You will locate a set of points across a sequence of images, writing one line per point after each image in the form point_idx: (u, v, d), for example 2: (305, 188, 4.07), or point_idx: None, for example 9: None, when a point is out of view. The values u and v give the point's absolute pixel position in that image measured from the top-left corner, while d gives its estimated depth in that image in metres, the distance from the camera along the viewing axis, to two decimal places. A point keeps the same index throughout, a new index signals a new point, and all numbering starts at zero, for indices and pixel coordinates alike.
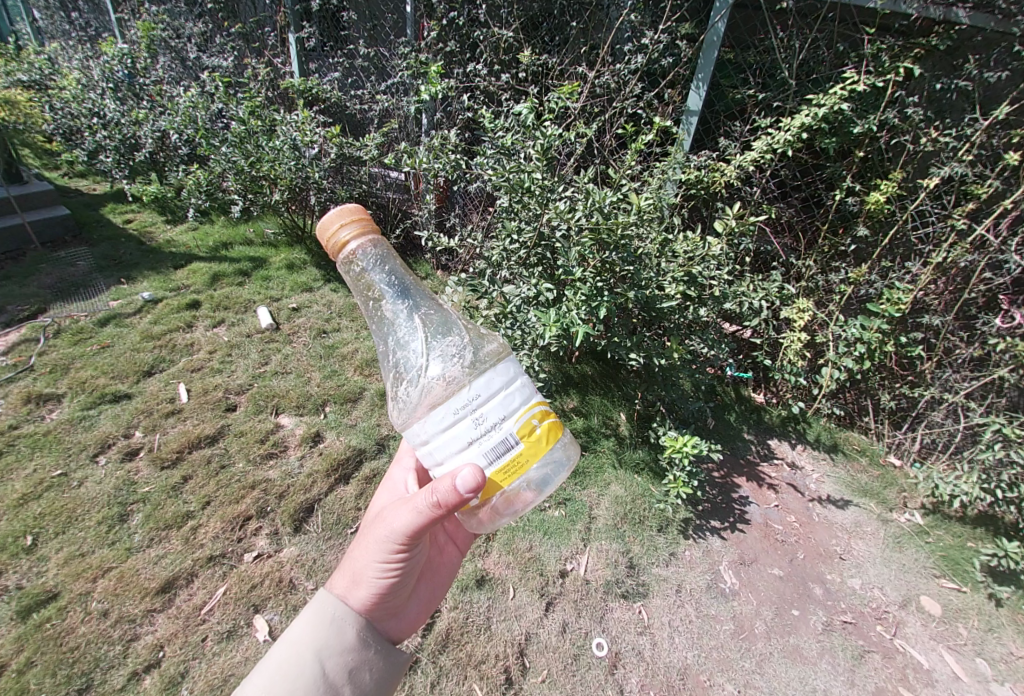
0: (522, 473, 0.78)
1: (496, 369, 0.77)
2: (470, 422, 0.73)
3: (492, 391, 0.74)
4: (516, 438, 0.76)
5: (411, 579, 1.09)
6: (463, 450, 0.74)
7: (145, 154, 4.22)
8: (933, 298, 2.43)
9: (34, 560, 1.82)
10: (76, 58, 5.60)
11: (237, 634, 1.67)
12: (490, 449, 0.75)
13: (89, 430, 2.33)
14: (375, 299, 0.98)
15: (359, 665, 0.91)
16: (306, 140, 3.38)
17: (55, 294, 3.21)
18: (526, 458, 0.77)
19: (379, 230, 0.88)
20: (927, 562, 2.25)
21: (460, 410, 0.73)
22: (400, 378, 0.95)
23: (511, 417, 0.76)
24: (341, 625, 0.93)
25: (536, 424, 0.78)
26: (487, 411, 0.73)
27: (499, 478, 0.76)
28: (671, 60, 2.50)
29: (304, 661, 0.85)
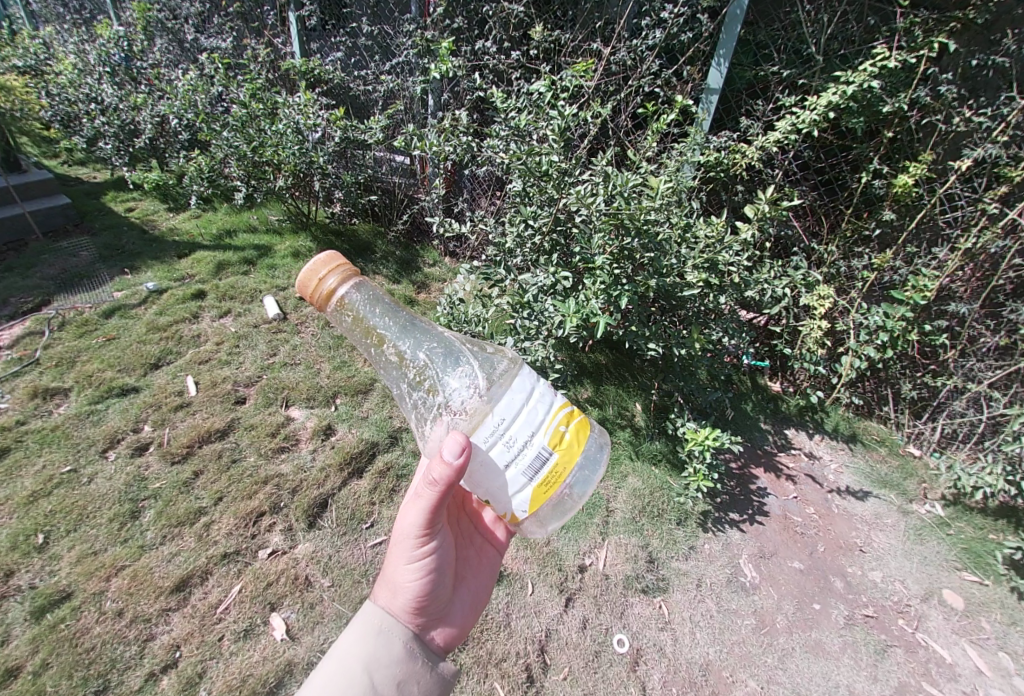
0: (563, 482, 0.73)
1: (512, 387, 0.71)
2: (500, 448, 0.69)
3: (514, 410, 0.69)
4: (549, 450, 0.70)
5: (451, 582, 1.05)
6: (501, 478, 0.70)
7: (144, 140, 4.13)
8: (959, 285, 2.35)
9: (46, 559, 1.79)
10: (71, 41, 5.45)
11: (254, 633, 1.65)
12: (527, 467, 0.70)
13: (97, 425, 2.29)
14: (376, 345, 0.92)
15: (407, 678, 0.86)
16: (309, 123, 3.29)
17: (57, 285, 3.15)
18: (566, 468, 0.72)
19: (361, 273, 0.88)
20: (949, 554, 2.22)
21: (488, 439, 0.70)
22: (424, 418, 0.89)
23: (540, 431, 0.70)
24: (387, 636, 0.89)
25: (565, 430, 0.72)
26: (513, 432, 0.69)
27: (542, 496, 0.71)
28: (691, 35, 2.38)
29: (352, 675, 0.81)
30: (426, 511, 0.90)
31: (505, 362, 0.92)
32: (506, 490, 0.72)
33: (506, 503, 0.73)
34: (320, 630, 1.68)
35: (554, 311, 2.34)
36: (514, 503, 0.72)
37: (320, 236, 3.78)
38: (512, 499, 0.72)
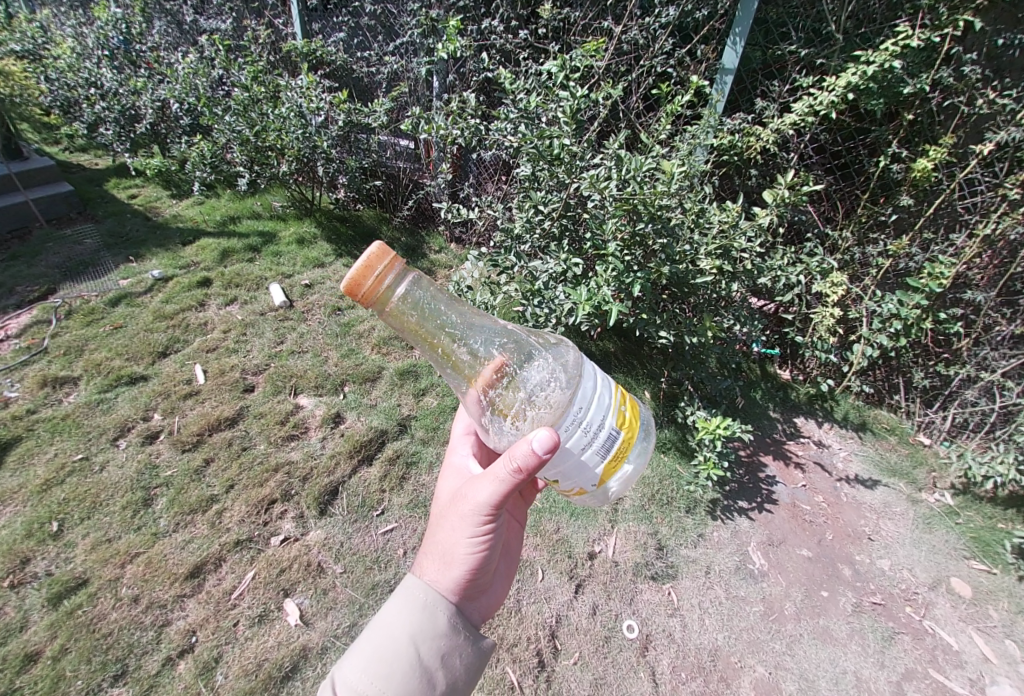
0: (627, 458, 0.81)
1: (581, 378, 0.79)
2: (577, 434, 0.74)
3: (588, 397, 0.76)
4: (617, 429, 0.78)
5: (498, 557, 1.05)
6: (579, 463, 0.76)
7: (145, 126, 4.08)
8: (976, 273, 2.31)
9: (61, 546, 1.82)
10: (68, 23, 5.35)
11: (268, 618, 1.67)
12: (600, 448, 0.76)
13: (108, 413, 2.30)
14: (441, 344, 0.89)
15: (452, 651, 0.87)
16: (312, 106, 3.23)
17: (63, 274, 3.14)
18: (629, 445, 0.80)
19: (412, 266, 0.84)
20: (957, 543, 2.22)
21: (567, 423, 0.74)
22: (500, 413, 0.88)
23: (608, 412, 0.77)
24: (433, 610, 0.89)
25: (625, 412, 0.81)
26: (589, 418, 0.75)
27: (611, 471, 0.79)
28: (706, 13, 2.30)
29: (398, 646, 0.83)
30: (495, 491, 0.89)
31: (568, 346, 0.94)
32: (582, 471, 0.77)
33: (581, 482, 0.79)
34: (333, 616, 1.69)
35: (564, 298, 2.32)
36: (589, 481, 0.78)
37: (325, 222, 3.74)
38: (584, 475, 0.78)
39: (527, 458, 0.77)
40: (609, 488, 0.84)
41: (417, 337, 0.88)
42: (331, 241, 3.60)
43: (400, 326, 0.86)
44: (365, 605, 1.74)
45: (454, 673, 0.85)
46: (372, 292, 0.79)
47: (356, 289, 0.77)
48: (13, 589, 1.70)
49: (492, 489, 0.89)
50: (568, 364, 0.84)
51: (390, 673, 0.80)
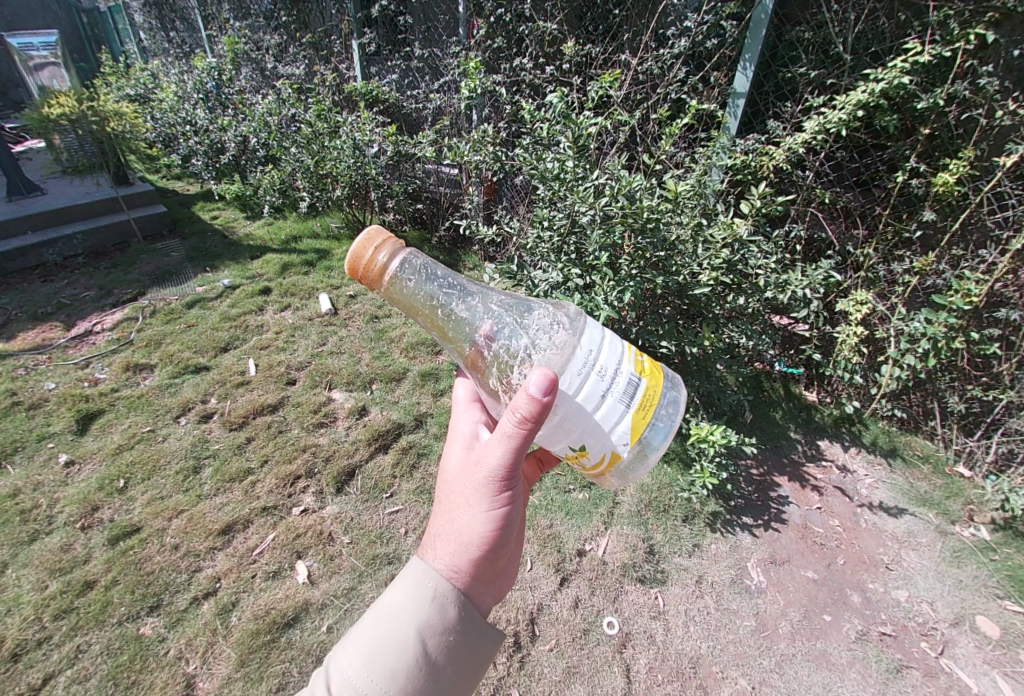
0: (654, 410, 0.84)
1: (589, 328, 0.85)
2: (595, 379, 0.80)
3: (597, 344, 0.83)
4: (637, 376, 0.84)
5: (515, 537, 1.06)
6: (603, 409, 0.80)
7: (229, 158, 4.74)
8: (1013, 290, 2.17)
9: (124, 499, 2.15)
10: (174, 72, 6.33)
11: (281, 575, 1.87)
12: (623, 395, 0.81)
13: (174, 395, 2.69)
14: (443, 308, 0.99)
15: (460, 646, 0.85)
16: (366, 139, 3.68)
17: (152, 280, 3.70)
18: (652, 390, 0.84)
19: (406, 244, 0.98)
20: (990, 581, 2.04)
21: (583, 368, 0.80)
22: (508, 364, 0.94)
23: (625, 361, 0.84)
24: (442, 603, 0.86)
25: (642, 362, 0.87)
26: (603, 363, 0.81)
27: (642, 420, 0.82)
28: (715, 42, 2.44)
29: (402, 641, 0.80)
30: (514, 450, 0.92)
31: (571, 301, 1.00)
32: (607, 425, 0.81)
33: (607, 438, 0.81)
34: (335, 579, 1.87)
35: None
36: (620, 434, 0.81)
37: None
38: (614, 425, 0.80)
39: (530, 406, 0.81)
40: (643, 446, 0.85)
41: (421, 308, 0.99)
42: None
43: (398, 297, 0.98)
44: (364, 573, 1.90)
45: (461, 668, 0.84)
46: (369, 266, 0.93)
47: (355, 265, 0.93)
48: (83, 530, 2.03)
49: (505, 450, 0.92)
50: (568, 316, 0.93)
51: (392, 669, 0.78)
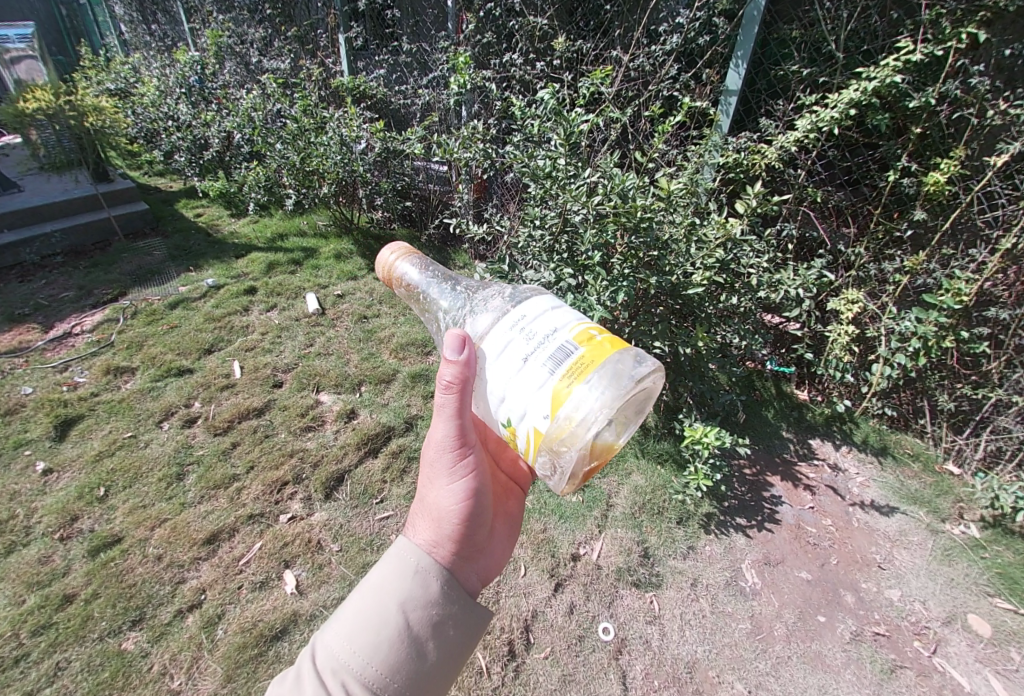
0: (591, 383, 0.75)
1: (540, 301, 0.86)
2: (523, 340, 0.80)
3: (539, 311, 0.83)
4: (576, 346, 0.77)
5: (490, 517, 1.07)
6: (530, 371, 0.78)
7: (213, 153, 4.61)
8: (1002, 290, 2.18)
9: (104, 508, 2.08)
10: (155, 65, 6.17)
11: (269, 585, 1.82)
12: (553, 360, 0.77)
13: (156, 399, 2.61)
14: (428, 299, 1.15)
15: (443, 620, 0.84)
16: (353, 135, 3.59)
17: (134, 280, 3.59)
18: (589, 357, 0.76)
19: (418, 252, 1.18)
20: (980, 579, 2.05)
21: (514, 330, 0.81)
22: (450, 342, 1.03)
23: (567, 329, 0.80)
24: (424, 577, 0.87)
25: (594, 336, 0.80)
26: (537, 326, 0.80)
27: (567, 387, 0.74)
28: (707, 39, 2.41)
29: (385, 613, 0.80)
30: (456, 416, 0.95)
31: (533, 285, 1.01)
32: (531, 391, 0.77)
33: (529, 405, 0.76)
34: (325, 589, 1.82)
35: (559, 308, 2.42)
36: (542, 400, 0.75)
37: (362, 240, 4.05)
38: (538, 388, 0.76)
39: (447, 371, 0.88)
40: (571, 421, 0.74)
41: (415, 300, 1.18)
42: (365, 256, 3.90)
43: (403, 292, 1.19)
44: (355, 582, 1.85)
45: (446, 643, 0.83)
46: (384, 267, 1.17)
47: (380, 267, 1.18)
48: (61, 541, 1.96)
49: (460, 424, 0.96)
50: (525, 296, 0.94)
51: (374, 641, 0.77)
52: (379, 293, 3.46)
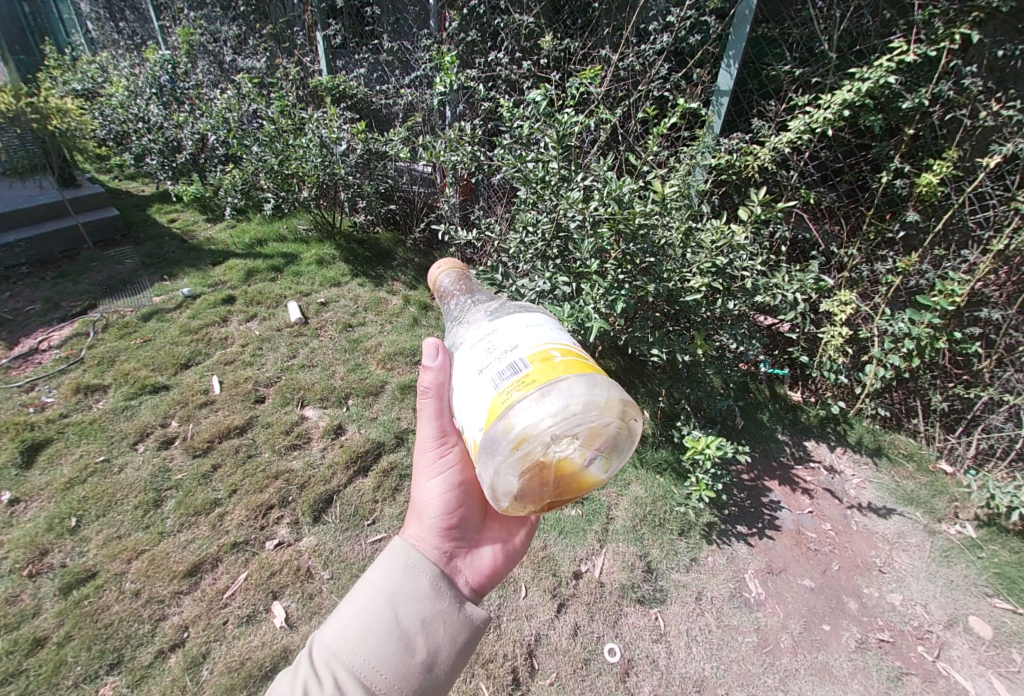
0: (526, 402, 0.74)
1: (518, 314, 0.86)
2: (484, 352, 0.82)
3: (509, 324, 0.84)
4: (525, 363, 0.77)
5: (477, 515, 1.13)
6: (478, 381, 0.80)
7: (186, 156, 4.41)
8: (994, 290, 2.19)
9: (76, 541, 1.95)
10: (124, 64, 5.92)
11: (256, 619, 1.72)
12: (500, 374, 0.78)
13: (130, 419, 2.47)
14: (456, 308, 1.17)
15: (433, 616, 0.88)
16: (333, 137, 3.46)
17: (104, 291, 3.41)
18: (537, 373, 0.75)
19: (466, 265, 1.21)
20: (979, 580, 2.06)
21: (481, 341, 0.84)
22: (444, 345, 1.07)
23: (526, 346, 0.79)
24: (413, 573, 0.92)
25: (553, 356, 0.78)
26: (499, 340, 0.82)
27: (501, 402, 0.75)
28: (698, 38, 2.36)
29: (375, 606, 0.85)
30: (436, 416, 1.06)
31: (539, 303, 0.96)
32: (476, 400, 0.79)
33: (471, 414, 0.80)
34: (317, 620, 1.73)
35: None
36: (481, 410, 0.77)
37: (344, 244, 3.92)
38: (481, 398, 0.78)
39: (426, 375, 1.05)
40: (502, 432, 0.75)
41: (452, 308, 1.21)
42: (349, 262, 3.77)
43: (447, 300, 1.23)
44: None
45: (436, 639, 0.86)
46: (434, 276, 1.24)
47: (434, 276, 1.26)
48: (30, 578, 1.83)
49: (438, 423, 1.07)
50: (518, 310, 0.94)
51: (365, 632, 0.81)
52: (364, 300, 3.35)
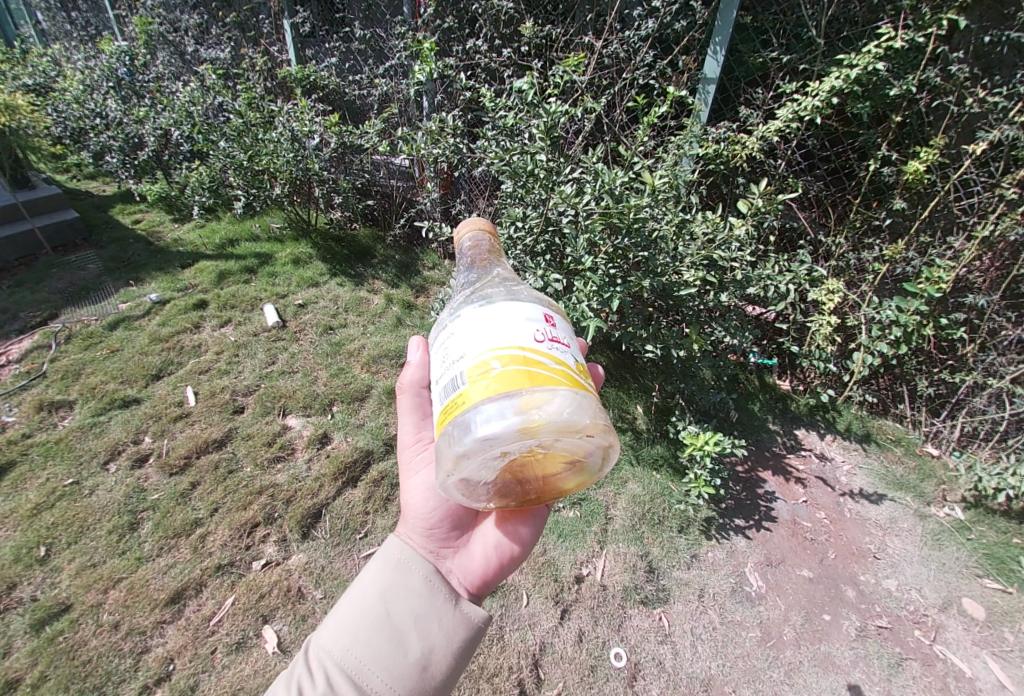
0: (464, 421, 0.73)
1: (472, 312, 0.80)
2: (439, 359, 0.81)
3: (461, 327, 0.79)
4: (465, 377, 0.74)
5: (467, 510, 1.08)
6: (433, 390, 0.80)
7: (148, 154, 4.13)
8: (978, 276, 2.21)
9: (47, 572, 1.82)
10: (77, 56, 5.58)
11: (246, 646, 1.64)
12: (446, 389, 0.76)
13: (100, 437, 2.32)
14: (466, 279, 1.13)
15: (426, 613, 0.87)
16: (305, 130, 3.27)
17: (65, 299, 3.21)
18: (486, 392, 0.71)
19: (492, 236, 1.14)
20: (969, 561, 2.11)
21: (438, 346, 0.82)
22: None
23: (468, 357, 0.75)
24: (406, 570, 0.92)
25: (493, 367, 0.73)
26: (449, 347, 0.79)
27: (444, 420, 0.76)
28: (685, 24, 2.29)
29: (367, 604, 0.85)
30: None
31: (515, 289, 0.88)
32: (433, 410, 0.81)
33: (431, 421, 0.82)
34: None
35: None
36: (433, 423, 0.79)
37: (321, 243, 3.78)
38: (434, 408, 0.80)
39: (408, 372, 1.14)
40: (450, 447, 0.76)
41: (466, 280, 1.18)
42: (326, 260, 3.63)
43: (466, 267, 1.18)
44: None
45: (430, 636, 0.85)
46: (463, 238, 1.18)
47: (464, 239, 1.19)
48: None
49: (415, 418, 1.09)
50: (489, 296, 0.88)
51: (356, 629, 0.82)
52: (345, 301, 3.23)
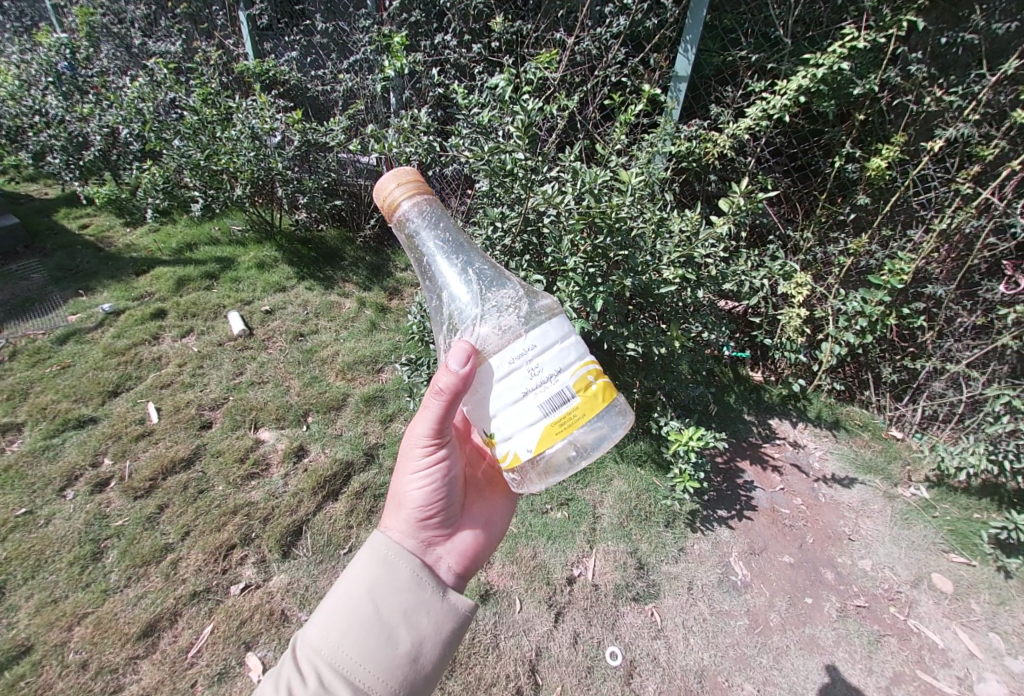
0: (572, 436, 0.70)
1: (553, 322, 0.73)
2: (524, 370, 0.69)
3: (551, 337, 0.71)
4: (575, 394, 0.69)
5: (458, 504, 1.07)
6: (517, 403, 0.69)
7: (94, 153, 3.89)
8: (935, 267, 2.32)
9: (2, 612, 1.68)
10: (11, 50, 5.18)
11: (229, 675, 1.56)
12: (547, 402, 0.69)
13: (54, 461, 2.16)
14: (424, 259, 0.93)
15: (415, 607, 0.83)
16: (266, 127, 3.16)
17: (6, 312, 2.97)
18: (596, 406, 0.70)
19: (431, 189, 0.85)
20: (936, 538, 2.23)
21: (516, 358, 0.69)
22: (453, 327, 0.91)
23: (568, 370, 0.70)
24: (393, 563, 0.86)
25: (593, 380, 0.72)
26: (543, 359, 0.69)
27: (551, 437, 0.69)
28: (656, 21, 2.30)
29: (354, 598, 0.80)
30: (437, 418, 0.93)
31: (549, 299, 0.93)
32: (515, 425, 0.69)
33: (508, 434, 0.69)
34: None
35: None
36: (525, 442, 0.68)
37: (286, 245, 3.63)
38: (521, 423, 0.69)
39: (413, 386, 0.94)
40: None
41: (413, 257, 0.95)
42: (293, 264, 3.49)
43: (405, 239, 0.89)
44: None
45: (420, 629, 0.81)
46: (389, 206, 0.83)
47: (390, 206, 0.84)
48: None
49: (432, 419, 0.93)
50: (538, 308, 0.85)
51: (344, 625, 0.76)
52: (315, 306, 3.12)
